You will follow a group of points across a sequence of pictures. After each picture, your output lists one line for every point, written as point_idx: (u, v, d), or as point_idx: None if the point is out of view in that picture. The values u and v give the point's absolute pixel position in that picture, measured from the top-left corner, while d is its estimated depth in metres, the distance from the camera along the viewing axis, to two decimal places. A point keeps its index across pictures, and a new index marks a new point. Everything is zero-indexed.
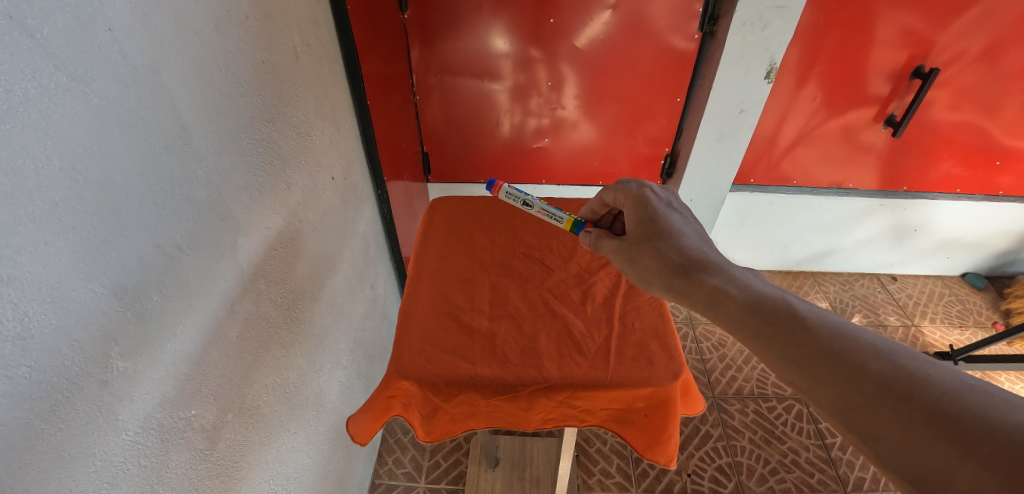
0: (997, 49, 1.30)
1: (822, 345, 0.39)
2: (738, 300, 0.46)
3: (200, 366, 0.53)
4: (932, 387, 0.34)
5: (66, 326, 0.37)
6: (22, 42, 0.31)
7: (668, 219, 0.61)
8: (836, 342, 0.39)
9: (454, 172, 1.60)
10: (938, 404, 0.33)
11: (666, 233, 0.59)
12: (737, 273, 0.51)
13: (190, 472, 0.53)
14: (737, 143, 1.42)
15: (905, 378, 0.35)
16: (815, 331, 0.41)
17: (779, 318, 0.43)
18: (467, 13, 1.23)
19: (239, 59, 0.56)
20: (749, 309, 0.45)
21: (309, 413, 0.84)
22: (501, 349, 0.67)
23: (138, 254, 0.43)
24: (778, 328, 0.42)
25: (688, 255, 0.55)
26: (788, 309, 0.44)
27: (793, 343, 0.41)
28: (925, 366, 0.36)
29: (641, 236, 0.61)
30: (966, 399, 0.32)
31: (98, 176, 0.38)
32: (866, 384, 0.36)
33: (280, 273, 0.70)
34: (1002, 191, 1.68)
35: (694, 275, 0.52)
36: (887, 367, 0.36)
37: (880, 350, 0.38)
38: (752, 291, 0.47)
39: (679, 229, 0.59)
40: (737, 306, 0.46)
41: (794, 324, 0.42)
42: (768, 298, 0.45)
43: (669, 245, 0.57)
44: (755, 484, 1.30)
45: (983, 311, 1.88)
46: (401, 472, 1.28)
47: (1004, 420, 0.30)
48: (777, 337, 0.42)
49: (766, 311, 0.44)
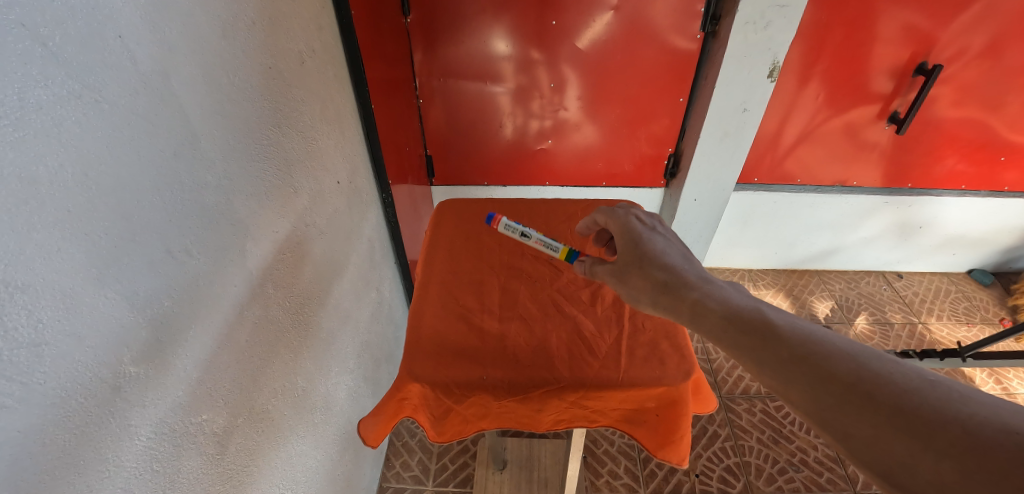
0: (1000, 44, 1.30)
1: (793, 349, 0.40)
2: (717, 311, 0.46)
3: (210, 371, 0.53)
4: (895, 384, 0.34)
5: (81, 333, 0.37)
6: (34, 50, 0.32)
7: (648, 238, 0.61)
8: (808, 347, 0.40)
9: (457, 175, 1.60)
10: (900, 399, 0.33)
11: (650, 248, 0.59)
12: (719, 285, 0.51)
13: (201, 476, 0.52)
14: (740, 142, 1.40)
15: (872, 378, 0.35)
16: (787, 336, 0.41)
17: (756, 326, 0.43)
18: (469, 16, 1.23)
19: (246, 65, 0.57)
20: (728, 319, 0.45)
21: (318, 417, 0.84)
22: (510, 351, 0.67)
23: (149, 259, 0.43)
24: (752, 335, 0.43)
25: (668, 269, 0.55)
26: (765, 317, 0.44)
27: (766, 350, 0.41)
28: (891, 364, 0.36)
29: (625, 251, 0.61)
30: (926, 393, 0.33)
31: (110, 182, 0.38)
32: (836, 385, 0.36)
33: (287, 277, 0.70)
34: (1007, 187, 1.67)
35: (676, 289, 0.52)
36: (854, 368, 0.36)
37: (849, 352, 0.38)
38: (730, 301, 0.47)
39: (663, 245, 0.59)
40: (715, 317, 0.46)
41: (769, 330, 0.42)
42: (744, 308, 0.45)
43: (648, 262, 0.57)
44: (764, 484, 1.29)
45: (990, 307, 1.86)
46: (408, 476, 1.28)
47: (959, 413, 0.31)
48: (753, 346, 0.42)
49: (743, 319, 0.44)
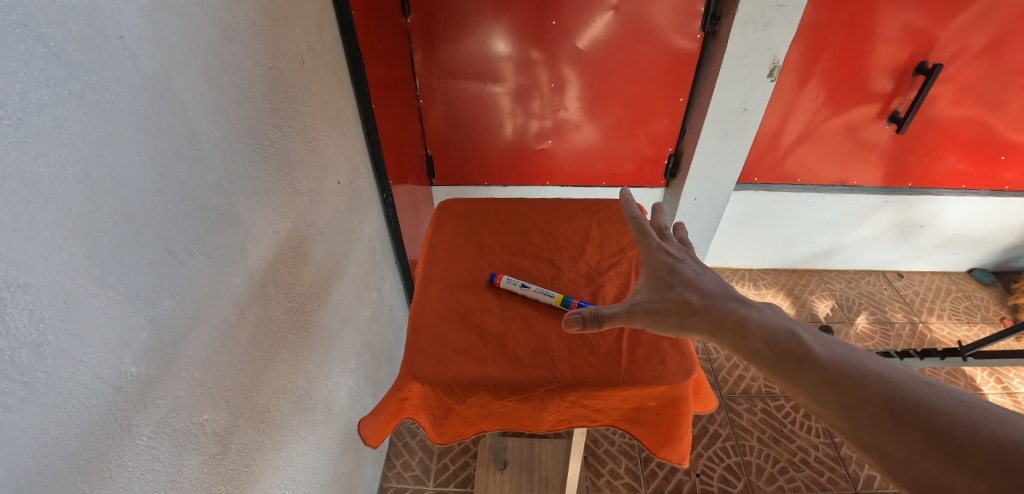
0: (1000, 43, 1.30)
1: (829, 372, 0.42)
2: (756, 333, 0.49)
3: (211, 371, 0.53)
4: (929, 404, 0.35)
5: (82, 333, 0.37)
6: (35, 50, 0.32)
7: (681, 264, 0.64)
8: (842, 369, 0.42)
9: (457, 175, 1.60)
10: (934, 420, 0.34)
11: (683, 272, 0.62)
12: (756, 307, 0.53)
13: (202, 476, 0.52)
14: (740, 142, 1.40)
15: (905, 398, 0.37)
16: (823, 360, 0.43)
17: (792, 350, 0.45)
18: (469, 16, 1.23)
19: (246, 66, 0.57)
20: (767, 342, 0.47)
21: (319, 417, 0.84)
22: (511, 350, 0.67)
23: (149, 259, 0.43)
24: (790, 358, 0.45)
25: (703, 294, 0.57)
26: (803, 342, 0.46)
27: (803, 374, 0.43)
28: (925, 386, 0.37)
29: (659, 272, 0.64)
30: (960, 414, 0.34)
31: (111, 182, 0.38)
32: (868, 404, 0.38)
33: (288, 277, 0.70)
34: (1008, 186, 1.67)
35: (712, 310, 0.54)
36: (887, 389, 0.38)
37: (881, 374, 0.40)
38: (767, 323, 0.49)
39: (696, 270, 0.62)
40: (754, 339, 0.48)
41: (805, 354, 0.44)
42: (781, 331, 0.48)
43: (684, 286, 0.60)
44: (765, 484, 1.29)
45: (991, 306, 1.86)
46: (409, 476, 1.28)
47: (996, 433, 0.31)
48: (790, 368, 0.44)
49: (781, 343, 0.47)
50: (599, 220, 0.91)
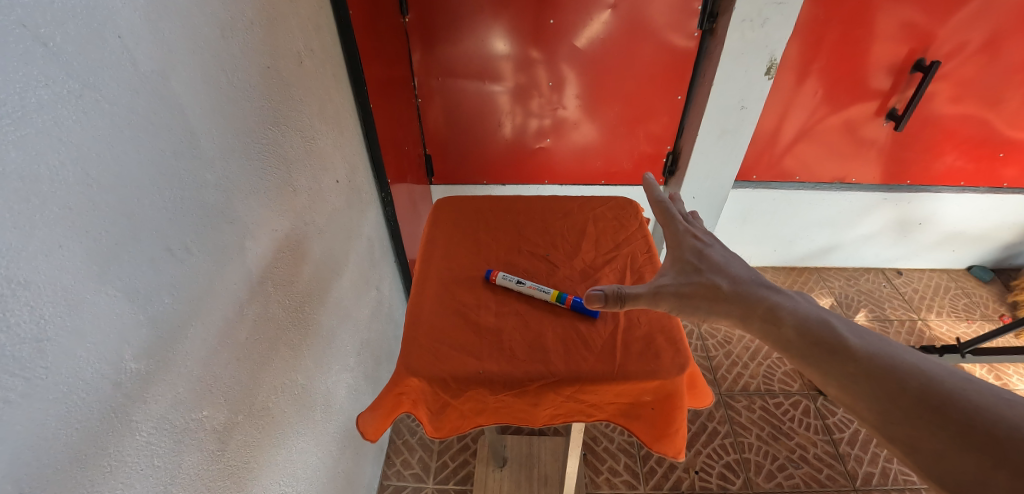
0: (997, 40, 1.30)
1: (862, 363, 0.44)
2: (788, 321, 0.50)
3: (210, 369, 0.54)
4: (968, 401, 0.38)
5: (83, 330, 0.38)
6: (35, 50, 0.32)
7: (708, 248, 0.64)
8: (875, 361, 0.44)
9: (456, 174, 1.60)
10: (973, 418, 0.37)
11: (711, 258, 0.62)
12: (785, 294, 0.54)
13: (202, 472, 0.53)
14: (738, 140, 1.40)
15: (941, 394, 0.39)
16: (856, 351, 0.45)
17: (826, 341, 0.47)
18: (467, 15, 1.24)
19: (244, 65, 0.57)
20: (800, 331, 0.49)
21: (318, 414, 0.85)
22: (507, 346, 0.67)
23: (149, 257, 0.43)
24: (823, 347, 0.47)
25: (733, 279, 0.58)
26: (836, 332, 0.48)
27: (836, 364, 0.45)
28: (962, 382, 0.40)
29: (687, 257, 0.64)
30: (1001, 413, 0.36)
31: (110, 180, 0.39)
32: (904, 399, 0.40)
33: (287, 275, 0.70)
34: (1007, 183, 1.67)
35: (743, 296, 0.55)
36: (923, 384, 0.41)
37: (916, 369, 0.42)
38: (799, 311, 0.51)
39: (722, 256, 0.63)
40: (786, 327, 0.50)
41: (839, 344, 0.46)
42: (814, 319, 0.49)
43: (713, 272, 0.60)
44: (764, 480, 1.30)
45: (990, 303, 1.86)
46: (409, 473, 1.28)
47: None
48: (823, 358, 0.46)
49: (814, 332, 0.48)
50: (595, 217, 0.91)
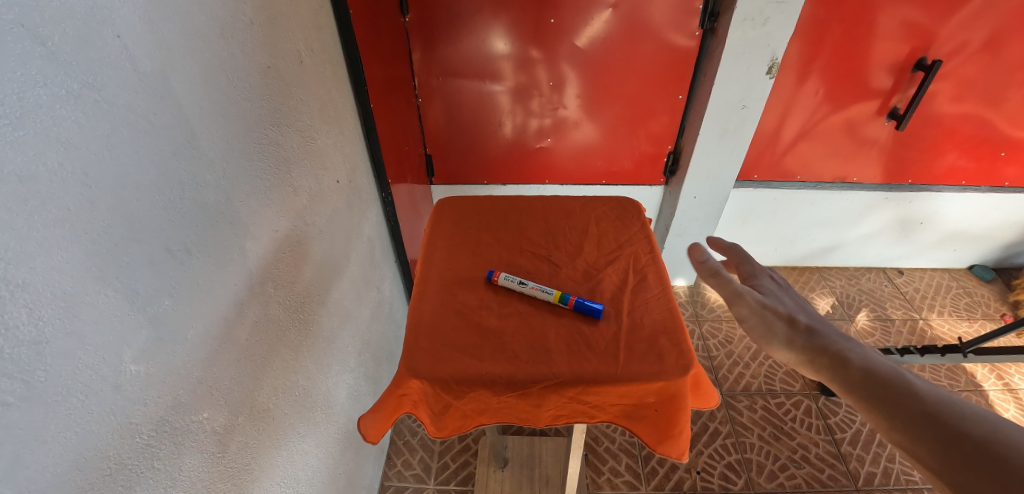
0: (998, 39, 1.30)
1: (932, 414, 0.41)
2: (857, 364, 0.48)
3: (210, 370, 0.53)
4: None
5: (82, 331, 0.37)
6: (33, 49, 0.32)
7: (782, 283, 0.61)
8: (948, 413, 0.41)
9: (457, 174, 1.60)
10: None
11: (781, 291, 0.59)
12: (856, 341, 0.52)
13: (202, 474, 0.53)
14: (739, 139, 1.40)
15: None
16: (926, 401, 0.42)
17: (895, 388, 0.44)
18: (467, 14, 1.23)
19: (244, 65, 0.57)
20: (867, 374, 0.46)
21: (319, 416, 0.84)
22: (509, 347, 0.67)
23: (148, 258, 0.43)
24: (892, 393, 0.44)
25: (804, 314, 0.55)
26: (908, 382, 0.45)
27: (902, 410, 0.42)
28: None
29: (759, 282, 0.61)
30: None
31: (109, 180, 0.38)
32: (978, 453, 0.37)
33: (287, 276, 0.70)
34: (1008, 182, 1.67)
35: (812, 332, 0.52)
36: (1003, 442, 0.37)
37: (996, 428, 0.38)
38: (870, 357, 0.48)
39: (793, 293, 0.60)
40: (854, 369, 0.47)
41: (908, 393, 0.43)
42: (886, 367, 0.47)
43: (782, 301, 0.57)
44: (765, 481, 1.30)
45: (991, 303, 1.86)
46: (410, 474, 1.28)
47: None
48: (890, 403, 0.43)
49: (882, 378, 0.46)
50: (597, 217, 0.91)
